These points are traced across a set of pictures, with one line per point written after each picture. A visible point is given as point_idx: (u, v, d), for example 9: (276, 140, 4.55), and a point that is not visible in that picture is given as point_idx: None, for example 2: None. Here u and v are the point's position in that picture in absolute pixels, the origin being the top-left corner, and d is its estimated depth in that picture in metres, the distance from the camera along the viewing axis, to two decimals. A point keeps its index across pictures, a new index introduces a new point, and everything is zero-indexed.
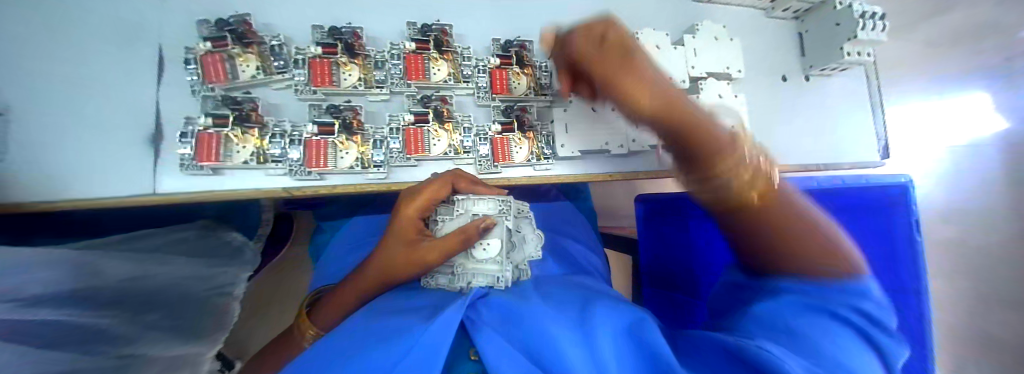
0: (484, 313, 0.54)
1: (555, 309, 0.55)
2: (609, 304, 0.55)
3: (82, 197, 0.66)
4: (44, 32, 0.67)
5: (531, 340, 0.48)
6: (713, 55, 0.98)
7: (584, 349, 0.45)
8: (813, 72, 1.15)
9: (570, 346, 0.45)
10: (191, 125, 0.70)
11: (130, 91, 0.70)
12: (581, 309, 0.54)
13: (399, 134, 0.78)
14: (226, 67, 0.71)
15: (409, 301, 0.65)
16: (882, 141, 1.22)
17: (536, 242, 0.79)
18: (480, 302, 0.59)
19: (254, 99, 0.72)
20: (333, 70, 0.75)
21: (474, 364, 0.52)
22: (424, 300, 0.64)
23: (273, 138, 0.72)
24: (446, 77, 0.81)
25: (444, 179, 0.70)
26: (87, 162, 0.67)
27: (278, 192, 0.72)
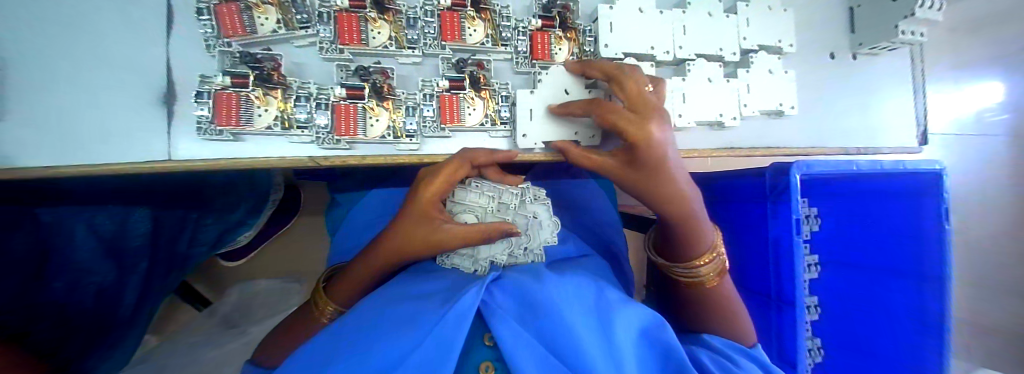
0: (500, 297, 0.54)
1: (578, 298, 0.54)
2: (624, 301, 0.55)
3: (87, 162, 0.59)
4: None
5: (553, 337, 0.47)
6: (765, 26, 0.91)
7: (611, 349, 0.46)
8: (863, 50, 1.06)
9: (596, 345, 0.45)
10: (207, 84, 0.62)
11: (134, 41, 0.62)
12: (600, 300, 0.55)
13: (433, 101, 0.72)
14: (243, 19, 0.63)
15: (419, 283, 0.66)
16: (923, 126, 1.17)
17: (552, 228, 0.78)
18: (495, 287, 0.57)
19: (275, 57, 0.65)
20: (362, 27, 0.68)
21: (487, 351, 0.53)
22: (435, 283, 0.65)
23: (298, 101, 0.65)
24: (483, 39, 0.74)
25: (464, 163, 0.66)
26: (92, 121, 0.60)
27: (305, 162, 0.66)
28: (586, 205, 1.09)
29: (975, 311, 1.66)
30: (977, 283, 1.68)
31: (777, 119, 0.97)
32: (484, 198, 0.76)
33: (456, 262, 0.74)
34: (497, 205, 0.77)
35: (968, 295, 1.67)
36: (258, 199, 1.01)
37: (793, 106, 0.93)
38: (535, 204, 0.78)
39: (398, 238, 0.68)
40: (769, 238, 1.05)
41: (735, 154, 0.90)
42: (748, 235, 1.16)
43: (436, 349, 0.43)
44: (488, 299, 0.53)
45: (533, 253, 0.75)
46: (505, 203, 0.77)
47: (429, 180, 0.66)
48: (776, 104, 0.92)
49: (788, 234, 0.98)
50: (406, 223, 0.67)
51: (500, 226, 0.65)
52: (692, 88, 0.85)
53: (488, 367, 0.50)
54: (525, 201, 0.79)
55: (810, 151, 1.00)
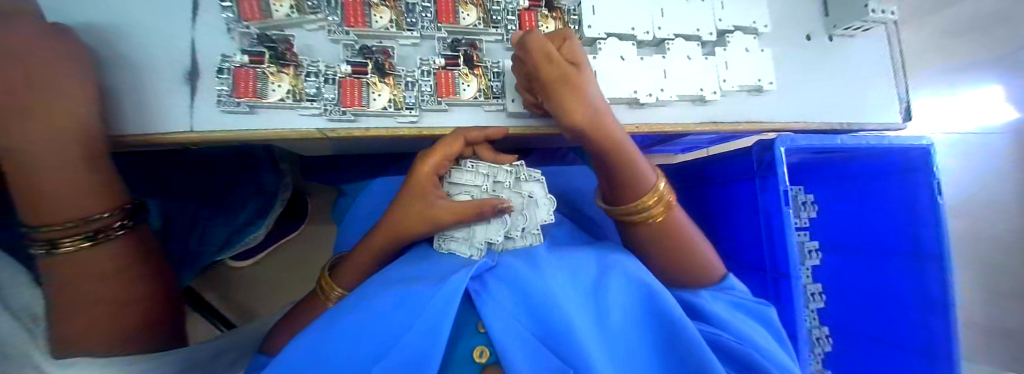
0: (493, 285, 0.60)
1: (566, 279, 0.61)
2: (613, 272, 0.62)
3: (120, 132, 0.66)
4: None
5: (544, 317, 0.55)
6: (739, 8, 0.98)
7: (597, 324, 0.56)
8: (838, 31, 1.12)
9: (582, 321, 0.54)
10: (227, 62, 0.70)
11: (165, 28, 0.70)
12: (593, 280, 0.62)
13: (431, 77, 0.79)
14: (260, 5, 0.71)
15: (423, 268, 0.71)
16: (905, 103, 1.20)
17: (547, 207, 0.78)
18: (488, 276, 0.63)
19: (287, 39, 0.73)
20: (366, 11, 0.76)
21: (480, 337, 0.58)
22: (440, 267, 0.69)
23: (309, 77, 0.73)
24: (476, 21, 0.81)
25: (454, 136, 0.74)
26: (125, 97, 0.67)
27: (313, 133, 0.72)
28: (584, 192, 1.14)
29: (980, 295, 1.65)
30: (981, 268, 1.67)
31: (757, 95, 1.02)
32: (480, 178, 0.79)
33: (453, 247, 0.76)
34: (492, 184, 0.79)
35: (972, 280, 1.66)
36: (263, 199, 1.10)
37: (771, 82, 0.99)
38: (529, 183, 0.80)
39: (400, 215, 0.73)
40: (760, 212, 1.08)
41: (719, 127, 0.94)
42: (739, 215, 1.19)
43: (426, 330, 0.52)
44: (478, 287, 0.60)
45: (530, 235, 0.76)
46: (500, 182, 0.79)
47: (425, 160, 0.74)
48: (755, 79, 0.97)
49: (777, 206, 1.01)
50: (405, 201, 0.73)
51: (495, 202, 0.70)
52: (673, 65, 0.91)
53: (482, 352, 0.56)
54: (520, 180, 0.80)
55: (792, 126, 1.04)
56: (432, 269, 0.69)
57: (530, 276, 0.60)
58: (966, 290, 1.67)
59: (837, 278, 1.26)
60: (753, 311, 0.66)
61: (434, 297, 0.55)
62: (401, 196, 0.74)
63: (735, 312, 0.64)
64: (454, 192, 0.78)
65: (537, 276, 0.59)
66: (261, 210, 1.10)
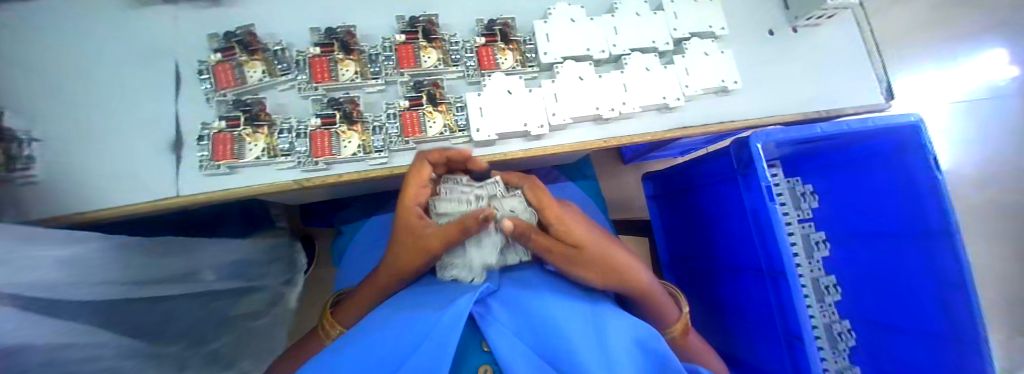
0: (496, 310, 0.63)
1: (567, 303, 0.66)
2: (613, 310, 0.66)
3: (115, 204, 0.72)
4: (85, 67, 0.77)
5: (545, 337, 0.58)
6: (694, 15, 1.01)
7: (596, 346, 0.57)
8: (800, 23, 1.13)
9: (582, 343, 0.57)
10: (207, 129, 0.76)
11: (154, 105, 0.78)
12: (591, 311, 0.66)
13: (397, 119, 0.83)
14: (235, 73, 0.78)
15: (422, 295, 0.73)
16: (884, 83, 1.19)
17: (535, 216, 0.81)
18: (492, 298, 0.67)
19: (261, 100, 0.78)
20: (331, 66, 0.81)
21: (484, 355, 0.63)
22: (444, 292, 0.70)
23: (282, 133, 0.77)
24: (435, 62, 0.86)
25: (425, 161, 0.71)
26: (118, 171, 0.74)
27: (289, 184, 0.76)
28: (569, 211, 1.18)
29: (994, 272, 1.59)
30: (991, 244, 1.61)
31: (725, 96, 1.03)
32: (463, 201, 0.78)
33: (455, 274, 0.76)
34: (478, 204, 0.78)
35: (982, 256, 1.61)
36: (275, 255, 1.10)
37: (735, 81, 0.99)
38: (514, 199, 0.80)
39: (396, 255, 0.72)
40: (749, 211, 1.04)
41: (689, 131, 0.95)
42: (728, 215, 1.17)
43: (431, 359, 0.52)
44: (484, 310, 0.62)
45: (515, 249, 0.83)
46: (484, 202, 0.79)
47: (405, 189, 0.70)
48: (718, 81, 0.98)
49: (763, 204, 0.97)
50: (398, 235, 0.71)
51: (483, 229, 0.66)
52: (632, 78, 0.93)
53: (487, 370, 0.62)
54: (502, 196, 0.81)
55: (766, 121, 1.04)
56: (434, 293, 0.71)
57: (537, 305, 0.62)
58: (979, 268, 1.61)
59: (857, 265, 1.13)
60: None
61: (440, 321, 0.55)
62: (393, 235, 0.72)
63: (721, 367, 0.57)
64: (439, 220, 0.75)
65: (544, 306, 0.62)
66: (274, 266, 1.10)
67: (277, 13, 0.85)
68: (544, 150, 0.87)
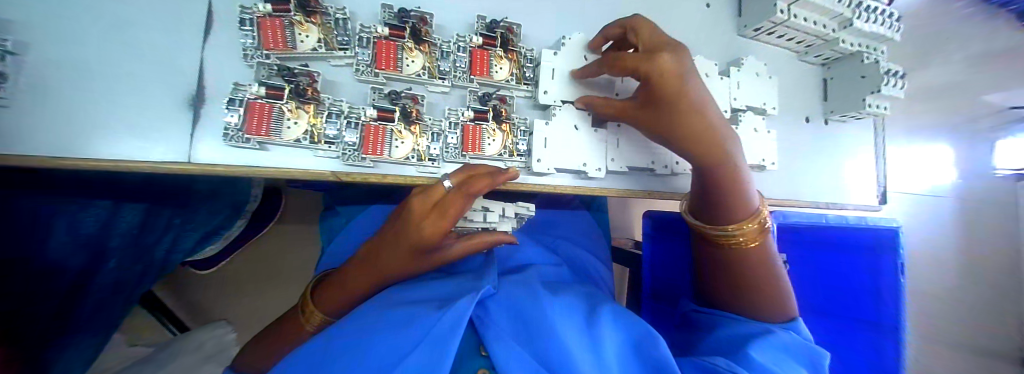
0: (494, 312, 0.67)
1: (568, 309, 0.69)
2: (607, 315, 0.68)
3: (107, 158, 0.59)
4: None
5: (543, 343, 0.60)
6: (753, 89, 1.03)
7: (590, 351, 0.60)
8: (833, 118, 1.20)
9: (576, 346, 0.59)
10: (240, 92, 0.64)
11: (172, 44, 0.63)
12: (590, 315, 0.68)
13: (457, 129, 0.76)
14: (285, 34, 0.66)
15: (418, 289, 0.71)
16: (882, 187, 1.31)
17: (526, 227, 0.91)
18: (489, 301, 0.70)
19: (311, 73, 0.68)
20: (398, 54, 0.72)
21: (481, 360, 0.63)
22: (443, 288, 0.72)
23: (330, 118, 0.68)
24: (508, 76, 0.80)
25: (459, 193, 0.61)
26: (117, 117, 0.60)
27: (328, 175, 0.67)
28: (553, 224, 1.33)
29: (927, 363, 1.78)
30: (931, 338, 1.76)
31: (759, 172, 1.08)
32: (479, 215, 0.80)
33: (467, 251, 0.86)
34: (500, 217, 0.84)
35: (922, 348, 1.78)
36: (234, 209, 1.09)
37: (773, 162, 1.05)
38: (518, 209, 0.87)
39: (392, 259, 0.69)
40: None
41: None
42: None
43: (431, 350, 0.53)
44: (483, 314, 0.66)
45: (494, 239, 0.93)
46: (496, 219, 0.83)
47: (423, 222, 0.62)
48: (759, 159, 1.03)
49: None
50: (402, 245, 0.66)
51: (505, 238, 0.76)
52: None
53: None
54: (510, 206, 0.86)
55: (784, 203, 1.11)
56: (428, 290, 0.71)
57: (527, 304, 0.68)
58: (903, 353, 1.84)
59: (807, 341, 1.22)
60: (800, 355, 0.61)
61: (440, 319, 0.56)
62: (397, 245, 0.67)
63: (777, 354, 0.58)
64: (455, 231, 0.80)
65: (539, 309, 0.66)
66: (230, 219, 1.09)
67: None
68: (595, 191, 0.85)
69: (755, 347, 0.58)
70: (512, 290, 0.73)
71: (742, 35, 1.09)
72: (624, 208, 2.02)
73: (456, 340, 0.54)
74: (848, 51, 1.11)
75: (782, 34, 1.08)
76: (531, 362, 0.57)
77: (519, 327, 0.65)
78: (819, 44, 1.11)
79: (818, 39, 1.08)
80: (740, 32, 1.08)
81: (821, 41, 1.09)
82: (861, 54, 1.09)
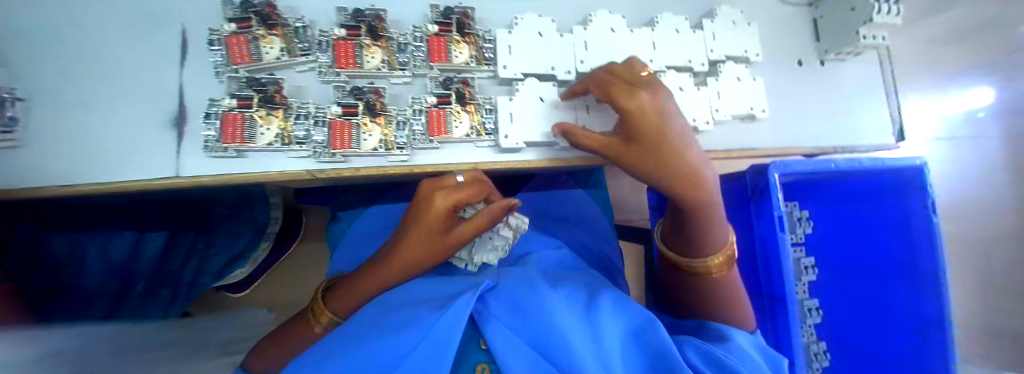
0: (494, 306, 0.60)
1: (571, 299, 0.65)
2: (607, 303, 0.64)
3: (104, 181, 0.65)
4: (74, 20, 0.68)
5: (549, 337, 0.55)
6: (731, 37, 0.98)
7: (592, 339, 0.55)
8: (829, 57, 1.13)
9: (580, 339, 0.54)
10: (216, 106, 0.69)
11: (153, 73, 0.70)
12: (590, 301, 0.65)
13: (422, 116, 0.78)
14: (250, 48, 0.71)
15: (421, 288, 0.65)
16: (898, 125, 1.21)
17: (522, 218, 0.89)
18: (489, 295, 0.63)
19: (278, 81, 0.72)
20: (357, 52, 0.75)
21: (482, 353, 0.58)
22: (445, 286, 0.65)
23: (298, 119, 0.72)
24: (469, 59, 0.80)
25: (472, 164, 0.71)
26: (112, 144, 0.66)
27: (303, 173, 0.72)
28: (551, 206, 1.33)
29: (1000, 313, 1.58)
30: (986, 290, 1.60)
31: (751, 123, 1.03)
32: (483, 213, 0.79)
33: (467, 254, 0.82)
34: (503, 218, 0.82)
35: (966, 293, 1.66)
36: (256, 231, 1.05)
37: (763, 110, 0.99)
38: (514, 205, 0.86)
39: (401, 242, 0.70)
40: (758, 240, 1.06)
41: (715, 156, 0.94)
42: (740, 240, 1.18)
43: (430, 351, 0.47)
44: (483, 308, 0.59)
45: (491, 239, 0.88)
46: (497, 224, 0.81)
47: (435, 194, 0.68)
48: (747, 108, 0.98)
49: (774, 233, 0.99)
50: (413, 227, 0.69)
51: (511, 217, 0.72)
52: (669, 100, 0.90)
53: (482, 369, 0.56)
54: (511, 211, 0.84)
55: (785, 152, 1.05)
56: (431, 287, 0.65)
57: (533, 296, 0.61)
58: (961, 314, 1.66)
59: (833, 293, 1.18)
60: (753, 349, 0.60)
61: (442, 317, 0.49)
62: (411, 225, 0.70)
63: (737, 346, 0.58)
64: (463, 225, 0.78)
65: (544, 300, 0.60)
66: (254, 241, 1.05)
67: None
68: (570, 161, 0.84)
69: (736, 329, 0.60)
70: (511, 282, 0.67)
71: None
72: (631, 187, 1.97)
73: (458, 343, 0.49)
74: None
75: None
76: (536, 364, 0.52)
77: (521, 318, 0.58)
78: None
79: None
80: None
81: None
82: None
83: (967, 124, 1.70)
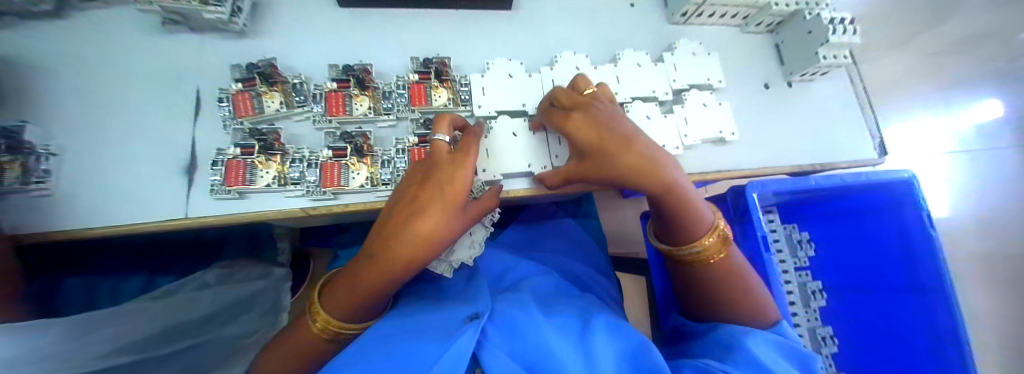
0: (493, 335, 0.64)
1: (561, 324, 0.68)
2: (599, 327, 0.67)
3: (121, 223, 0.73)
4: (111, 90, 0.80)
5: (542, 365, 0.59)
6: (693, 67, 1.06)
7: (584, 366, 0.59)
8: (795, 78, 1.19)
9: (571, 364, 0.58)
10: (222, 155, 0.79)
11: (170, 128, 0.81)
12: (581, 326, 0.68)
13: (405, 154, 0.85)
14: (254, 103, 0.82)
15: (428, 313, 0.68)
16: (877, 138, 1.24)
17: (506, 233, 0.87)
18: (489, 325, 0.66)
19: (276, 130, 0.82)
20: (347, 101, 0.85)
21: None
22: (444, 315, 0.66)
23: (294, 163, 0.81)
24: (446, 101, 0.90)
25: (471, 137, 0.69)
26: (131, 191, 0.75)
27: (297, 211, 0.78)
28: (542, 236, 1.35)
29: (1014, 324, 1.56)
30: (990, 298, 1.60)
31: (722, 145, 1.07)
32: None
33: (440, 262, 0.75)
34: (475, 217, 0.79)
35: (986, 308, 1.59)
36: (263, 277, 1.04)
37: (732, 132, 1.04)
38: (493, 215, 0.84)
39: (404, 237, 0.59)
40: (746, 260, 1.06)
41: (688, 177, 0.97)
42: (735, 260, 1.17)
43: None
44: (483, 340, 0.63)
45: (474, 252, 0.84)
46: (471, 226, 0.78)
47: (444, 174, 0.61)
48: (716, 131, 1.03)
49: (759, 252, 0.99)
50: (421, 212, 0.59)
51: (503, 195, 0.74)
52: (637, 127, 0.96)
53: None
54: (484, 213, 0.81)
55: (762, 171, 1.07)
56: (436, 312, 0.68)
57: (527, 322, 0.64)
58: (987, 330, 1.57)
59: (847, 316, 1.19)
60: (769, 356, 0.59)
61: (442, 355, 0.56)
62: (416, 209, 0.59)
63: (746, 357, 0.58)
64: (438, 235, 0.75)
65: (535, 326, 0.63)
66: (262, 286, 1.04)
67: (299, 48, 0.91)
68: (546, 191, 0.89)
69: (744, 332, 0.62)
70: (507, 304, 0.69)
71: (674, 22, 1.15)
72: None
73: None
74: (788, 12, 1.12)
75: (712, 13, 1.12)
76: None
77: (519, 348, 0.62)
78: (754, 13, 1.14)
79: (751, 9, 1.11)
80: (670, 21, 1.14)
81: (755, 10, 1.12)
82: (802, 11, 1.10)
83: (977, 137, 1.74)
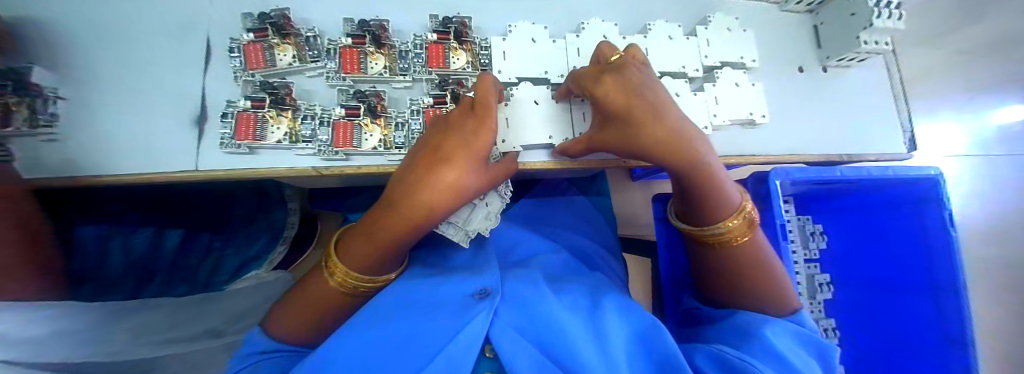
0: (506, 316, 0.61)
1: (573, 304, 0.66)
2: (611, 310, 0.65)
3: (131, 172, 0.71)
4: (116, 33, 0.77)
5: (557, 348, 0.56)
6: (726, 44, 1.00)
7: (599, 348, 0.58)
8: (831, 63, 1.12)
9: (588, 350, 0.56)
10: (232, 107, 0.76)
11: (179, 76, 0.77)
12: (592, 309, 0.66)
13: (420, 116, 0.82)
14: (265, 55, 0.78)
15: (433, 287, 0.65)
16: (909, 132, 1.18)
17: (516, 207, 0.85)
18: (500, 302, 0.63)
19: (288, 85, 0.79)
20: (362, 58, 0.81)
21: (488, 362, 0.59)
22: (451, 289, 0.64)
23: (305, 120, 0.78)
24: (465, 65, 0.86)
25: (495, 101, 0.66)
26: (140, 139, 0.73)
27: (308, 170, 0.76)
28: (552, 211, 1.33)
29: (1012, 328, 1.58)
30: (992, 302, 1.60)
31: (750, 129, 1.02)
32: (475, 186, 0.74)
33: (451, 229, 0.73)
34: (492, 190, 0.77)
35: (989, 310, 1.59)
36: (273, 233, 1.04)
37: (763, 114, 0.99)
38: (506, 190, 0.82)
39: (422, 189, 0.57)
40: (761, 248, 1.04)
41: None
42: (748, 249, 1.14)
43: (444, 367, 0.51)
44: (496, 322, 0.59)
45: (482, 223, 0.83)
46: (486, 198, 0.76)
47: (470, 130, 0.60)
48: (746, 113, 0.98)
49: (776, 241, 0.97)
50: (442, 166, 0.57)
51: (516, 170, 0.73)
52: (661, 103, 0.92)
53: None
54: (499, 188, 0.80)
55: (789, 157, 1.03)
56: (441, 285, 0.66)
57: (540, 304, 0.62)
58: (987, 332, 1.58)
59: (854, 310, 1.18)
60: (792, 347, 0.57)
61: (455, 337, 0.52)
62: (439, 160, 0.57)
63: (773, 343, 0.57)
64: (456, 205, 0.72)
65: (549, 307, 0.61)
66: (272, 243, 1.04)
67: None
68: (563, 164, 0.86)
69: (766, 321, 0.59)
70: (518, 283, 0.67)
71: None
72: None
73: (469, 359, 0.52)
74: None
75: None
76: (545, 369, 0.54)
77: (533, 330, 0.59)
78: None
79: None
80: None
81: None
82: None
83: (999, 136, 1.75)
